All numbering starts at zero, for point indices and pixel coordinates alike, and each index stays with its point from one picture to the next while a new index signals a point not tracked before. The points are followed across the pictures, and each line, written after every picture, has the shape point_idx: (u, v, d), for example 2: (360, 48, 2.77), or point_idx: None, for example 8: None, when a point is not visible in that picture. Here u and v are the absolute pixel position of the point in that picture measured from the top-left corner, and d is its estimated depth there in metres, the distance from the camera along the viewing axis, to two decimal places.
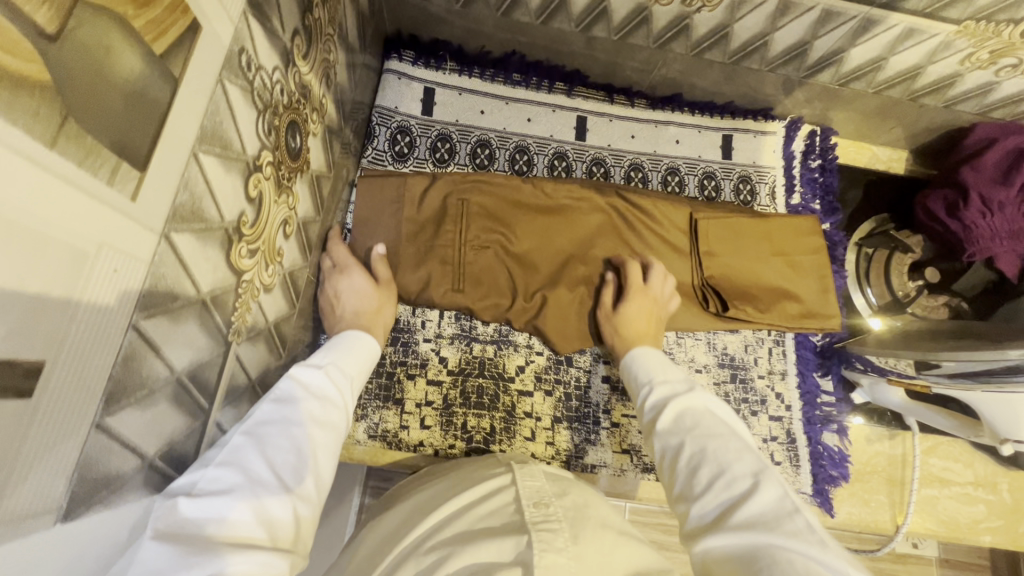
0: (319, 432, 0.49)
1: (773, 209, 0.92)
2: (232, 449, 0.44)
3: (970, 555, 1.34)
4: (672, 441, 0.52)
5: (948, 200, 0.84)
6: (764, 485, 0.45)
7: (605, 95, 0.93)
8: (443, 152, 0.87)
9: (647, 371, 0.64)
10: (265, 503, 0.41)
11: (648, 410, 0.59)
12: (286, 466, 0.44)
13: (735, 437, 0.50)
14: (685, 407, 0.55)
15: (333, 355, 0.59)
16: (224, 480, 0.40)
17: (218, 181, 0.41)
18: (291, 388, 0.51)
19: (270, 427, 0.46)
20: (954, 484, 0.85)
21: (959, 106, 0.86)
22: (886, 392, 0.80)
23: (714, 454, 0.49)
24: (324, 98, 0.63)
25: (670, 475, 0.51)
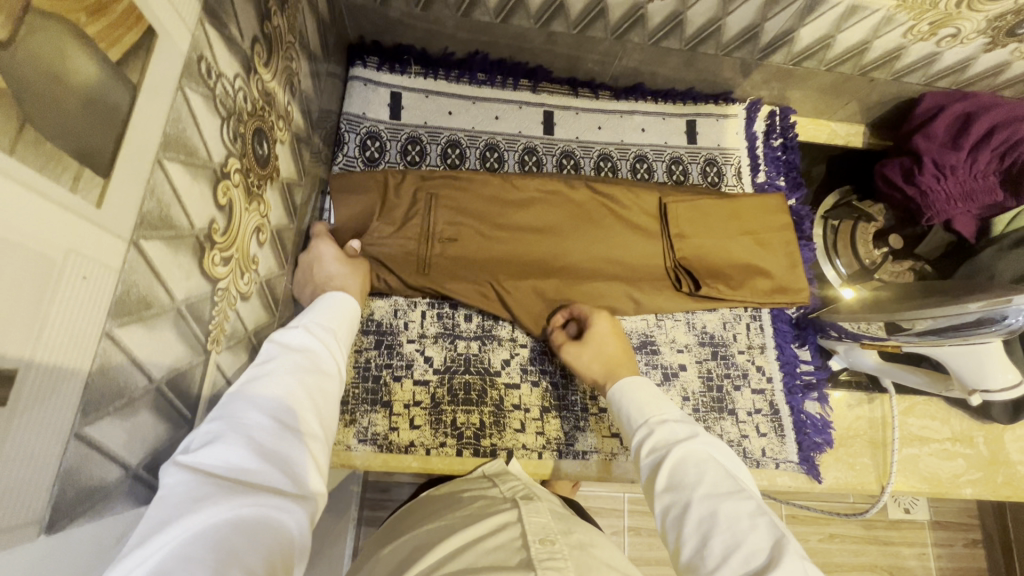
0: (309, 381, 0.50)
1: (740, 188, 0.94)
2: (224, 404, 0.45)
3: (959, 515, 1.38)
4: (679, 502, 0.53)
5: (904, 167, 0.88)
6: (781, 551, 0.46)
7: (569, 89, 0.95)
8: (413, 155, 0.88)
9: (641, 409, 0.63)
10: (268, 448, 0.43)
11: (647, 456, 0.58)
12: (283, 413, 0.46)
13: (745, 497, 0.51)
14: (690, 459, 0.55)
15: (314, 313, 0.58)
16: (222, 432, 0.42)
17: (186, 189, 0.41)
18: (275, 346, 0.51)
19: (258, 381, 0.47)
20: (933, 441, 0.88)
21: (906, 78, 0.90)
22: (862, 356, 0.81)
23: (725, 523, 0.49)
24: (289, 106, 0.63)
25: (676, 538, 0.51)
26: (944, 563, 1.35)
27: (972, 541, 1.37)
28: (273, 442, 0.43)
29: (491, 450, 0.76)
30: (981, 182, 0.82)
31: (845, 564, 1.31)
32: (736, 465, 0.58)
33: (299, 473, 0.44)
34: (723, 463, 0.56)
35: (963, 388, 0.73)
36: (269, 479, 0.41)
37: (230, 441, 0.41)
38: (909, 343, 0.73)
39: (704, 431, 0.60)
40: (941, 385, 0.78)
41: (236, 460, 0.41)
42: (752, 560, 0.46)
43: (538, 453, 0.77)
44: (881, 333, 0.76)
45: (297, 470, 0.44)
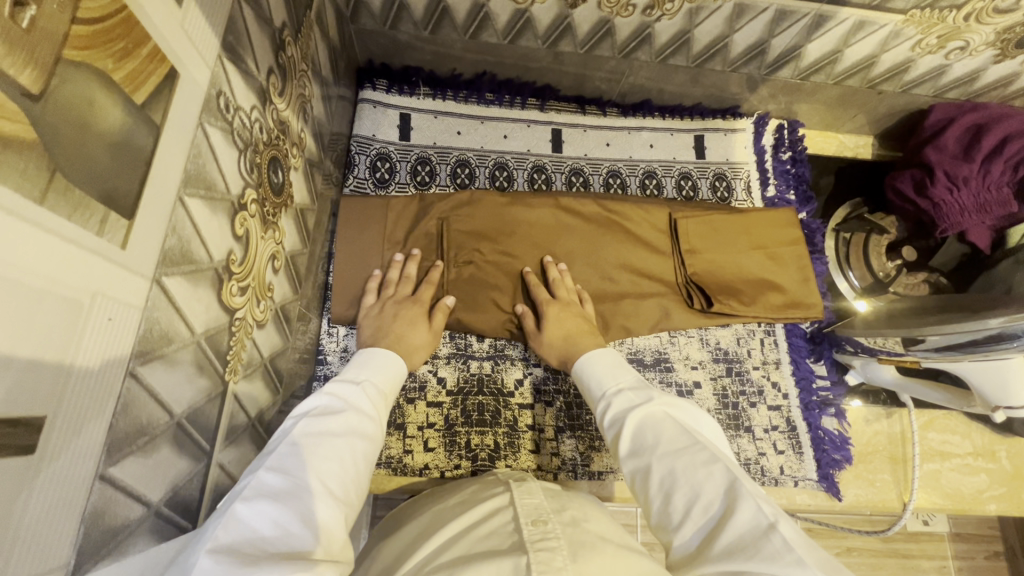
0: (357, 442, 0.51)
1: (750, 203, 0.94)
2: (280, 457, 0.46)
3: (981, 527, 1.36)
4: (639, 464, 0.52)
5: (916, 179, 0.87)
6: (734, 493, 0.44)
7: (577, 107, 0.95)
8: (423, 175, 0.88)
9: (600, 383, 0.63)
10: (313, 512, 0.42)
11: (609, 426, 0.58)
12: (332, 474, 0.46)
13: (699, 447, 0.49)
14: (645, 421, 0.54)
15: (366, 373, 0.62)
16: (277, 484, 0.42)
17: (205, 224, 0.42)
18: (329, 403, 0.53)
19: (313, 438, 0.48)
20: (955, 456, 0.86)
21: (916, 89, 0.90)
22: (879, 371, 0.80)
23: (683, 477, 0.48)
24: (303, 132, 0.63)
25: (645, 499, 0.50)
26: None
27: (994, 553, 1.35)
28: (321, 504, 0.43)
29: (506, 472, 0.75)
30: (995, 194, 0.81)
31: None
32: (699, 416, 0.57)
33: (335, 541, 0.42)
34: (683, 418, 0.55)
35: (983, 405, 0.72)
36: (308, 541, 0.40)
37: (283, 498, 0.42)
38: (928, 356, 0.73)
39: (659, 389, 0.58)
40: (963, 401, 0.77)
41: (285, 518, 0.40)
42: (713, 509, 0.45)
43: (553, 474, 0.77)
44: (898, 349, 0.77)
45: (339, 536, 0.43)
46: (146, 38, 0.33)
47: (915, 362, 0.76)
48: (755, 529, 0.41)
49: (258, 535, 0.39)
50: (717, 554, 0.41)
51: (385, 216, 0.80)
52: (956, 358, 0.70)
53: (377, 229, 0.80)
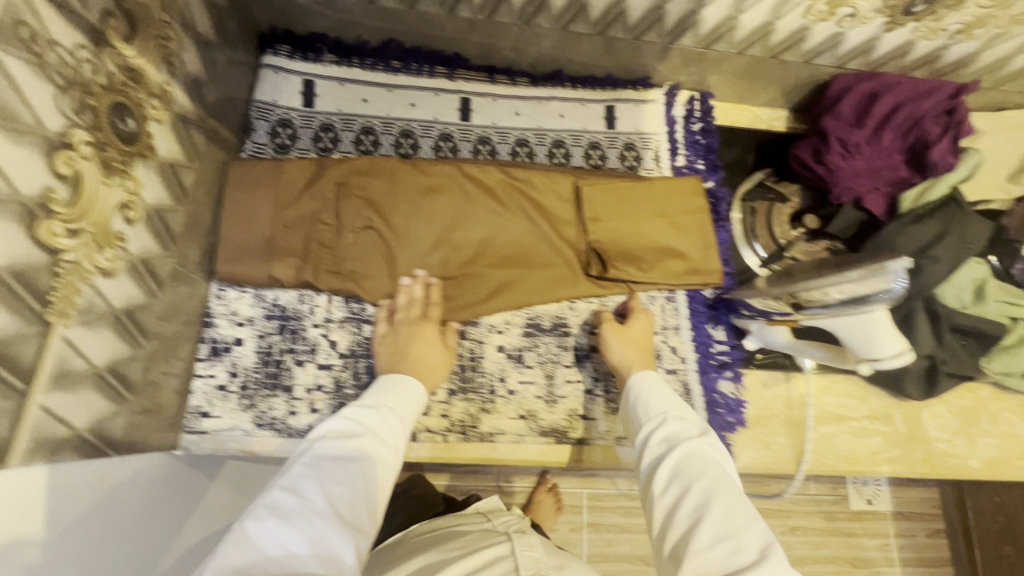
0: (372, 467, 0.57)
1: (658, 171, 0.95)
2: (293, 475, 0.53)
3: (922, 506, 1.42)
4: (675, 493, 0.57)
5: (814, 146, 0.88)
6: (766, 549, 0.49)
7: (487, 76, 0.95)
8: (326, 142, 0.88)
9: (656, 405, 0.67)
10: (320, 534, 0.47)
11: (657, 444, 0.63)
12: (339, 498, 0.51)
13: (745, 502, 0.55)
14: (692, 455, 0.60)
15: (386, 398, 0.66)
16: (286, 508, 0.48)
17: (5, 154, 0.41)
18: (348, 426, 0.60)
19: (325, 459, 0.55)
20: (851, 419, 0.88)
21: (817, 60, 0.91)
22: (773, 334, 0.81)
23: (726, 518, 0.52)
24: (168, 85, 0.63)
25: (665, 523, 0.56)
26: (907, 554, 1.38)
27: (933, 531, 1.41)
28: (329, 527, 0.48)
29: None
30: (885, 160, 0.83)
31: (808, 556, 1.33)
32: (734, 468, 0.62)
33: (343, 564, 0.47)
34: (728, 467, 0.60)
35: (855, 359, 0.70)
36: (313, 565, 0.45)
37: (292, 518, 0.48)
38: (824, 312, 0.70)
39: (711, 429, 0.64)
40: (844, 359, 0.75)
41: (293, 543, 0.46)
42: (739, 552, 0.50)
43: (443, 435, 0.77)
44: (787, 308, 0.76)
45: (343, 559, 0.47)
46: None
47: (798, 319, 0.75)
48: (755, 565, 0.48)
49: (262, 553, 0.45)
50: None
51: (277, 178, 0.79)
52: (834, 309, 0.68)
53: (265, 192, 0.78)
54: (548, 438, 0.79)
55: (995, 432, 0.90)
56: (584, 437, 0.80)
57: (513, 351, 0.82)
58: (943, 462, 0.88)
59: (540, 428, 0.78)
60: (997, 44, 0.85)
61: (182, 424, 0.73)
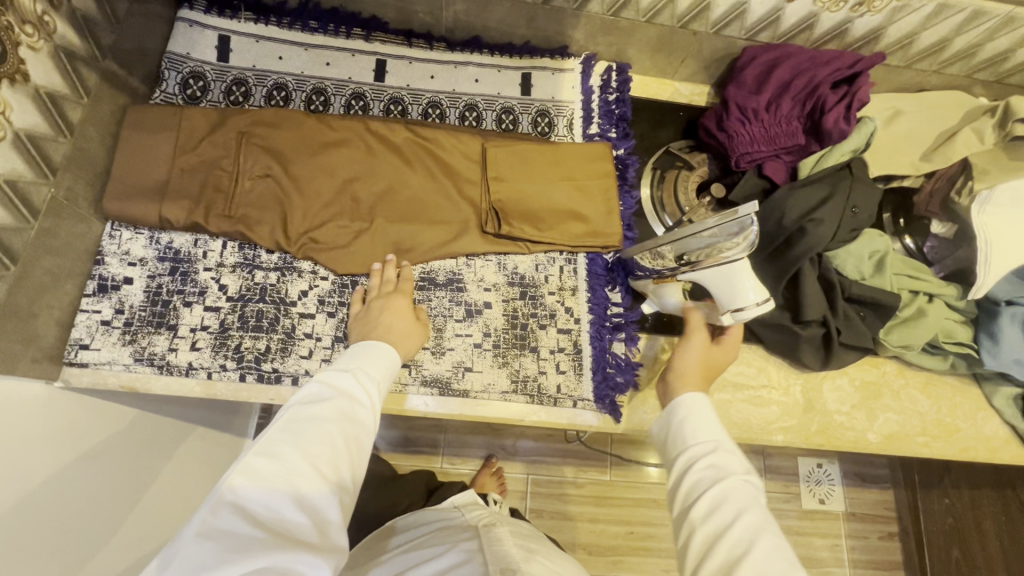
0: (350, 427, 0.58)
1: (570, 138, 0.96)
2: (271, 440, 0.53)
3: (876, 507, 1.43)
4: (714, 530, 0.53)
5: (717, 115, 0.89)
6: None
7: (404, 39, 0.96)
8: (237, 95, 0.90)
9: (701, 429, 0.62)
10: (304, 501, 0.51)
11: (700, 468, 0.58)
12: (320, 458, 0.53)
13: (789, 554, 0.51)
14: (732, 492, 0.55)
15: (360, 357, 0.66)
16: (265, 475, 0.51)
17: None
18: (320, 390, 0.60)
19: (303, 422, 0.55)
20: (748, 388, 0.87)
21: (726, 31, 0.92)
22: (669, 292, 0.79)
23: (762, 565, 0.50)
24: (45, 16, 0.64)
25: (698, 556, 0.53)
26: (857, 554, 1.39)
27: (888, 534, 1.41)
28: (313, 494, 0.52)
29: (274, 375, 0.76)
30: (783, 127, 0.83)
31: None
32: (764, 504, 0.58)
33: (328, 529, 0.51)
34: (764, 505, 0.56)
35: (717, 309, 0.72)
36: (303, 533, 0.50)
37: (269, 485, 0.51)
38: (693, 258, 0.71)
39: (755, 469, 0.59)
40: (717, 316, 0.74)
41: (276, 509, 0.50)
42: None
43: None
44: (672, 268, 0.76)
45: (328, 522, 0.52)
46: None
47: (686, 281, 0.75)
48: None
49: (249, 522, 0.49)
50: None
51: (179, 123, 0.81)
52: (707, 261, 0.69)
53: (164, 136, 0.80)
54: (431, 390, 0.79)
55: (896, 407, 0.89)
56: (468, 390, 0.79)
57: None
58: (840, 435, 0.86)
59: (422, 378, 0.78)
60: (899, 17, 0.85)
61: (62, 355, 0.73)
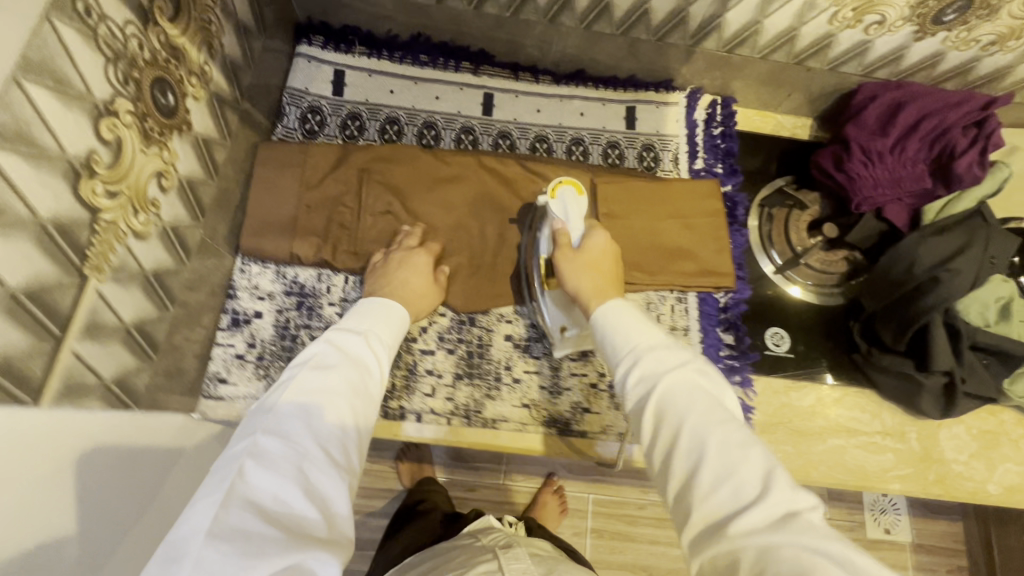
0: (353, 401, 0.58)
1: (676, 174, 0.95)
2: (278, 417, 0.52)
3: None
4: (666, 437, 0.52)
5: (835, 154, 0.87)
6: (768, 482, 0.46)
7: (511, 73, 0.97)
8: (352, 129, 0.91)
9: (626, 336, 0.61)
10: (311, 479, 0.49)
11: (636, 382, 0.57)
12: (327, 438, 0.52)
13: (733, 427, 0.50)
14: (679, 390, 0.54)
15: (370, 325, 0.68)
16: (274, 454, 0.49)
17: (54, 116, 0.45)
18: (325, 361, 0.60)
19: (308, 397, 0.55)
20: (861, 434, 0.86)
21: (843, 68, 0.90)
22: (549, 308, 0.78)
23: (716, 454, 0.48)
24: (207, 66, 0.67)
25: (664, 468, 0.51)
26: None
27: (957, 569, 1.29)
28: (320, 472, 0.50)
29: (400, 412, 0.78)
30: (909, 170, 0.81)
31: None
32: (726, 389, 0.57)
33: (332, 509, 0.49)
34: (713, 389, 0.55)
35: (559, 239, 0.76)
36: (309, 513, 0.47)
37: (277, 465, 0.48)
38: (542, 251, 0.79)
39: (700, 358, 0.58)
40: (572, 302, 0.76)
41: (285, 491, 0.47)
42: (741, 489, 0.46)
43: (447, 418, 0.78)
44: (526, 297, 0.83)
45: (334, 502, 0.49)
46: None
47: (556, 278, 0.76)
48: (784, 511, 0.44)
49: (259, 499, 0.46)
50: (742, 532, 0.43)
51: (305, 161, 0.83)
52: (541, 230, 0.80)
53: (293, 174, 0.83)
54: (550, 430, 0.79)
55: (1016, 458, 0.86)
56: (587, 431, 0.80)
57: (521, 342, 0.83)
58: (958, 486, 0.84)
59: (543, 418, 0.79)
60: None
61: (201, 389, 0.76)
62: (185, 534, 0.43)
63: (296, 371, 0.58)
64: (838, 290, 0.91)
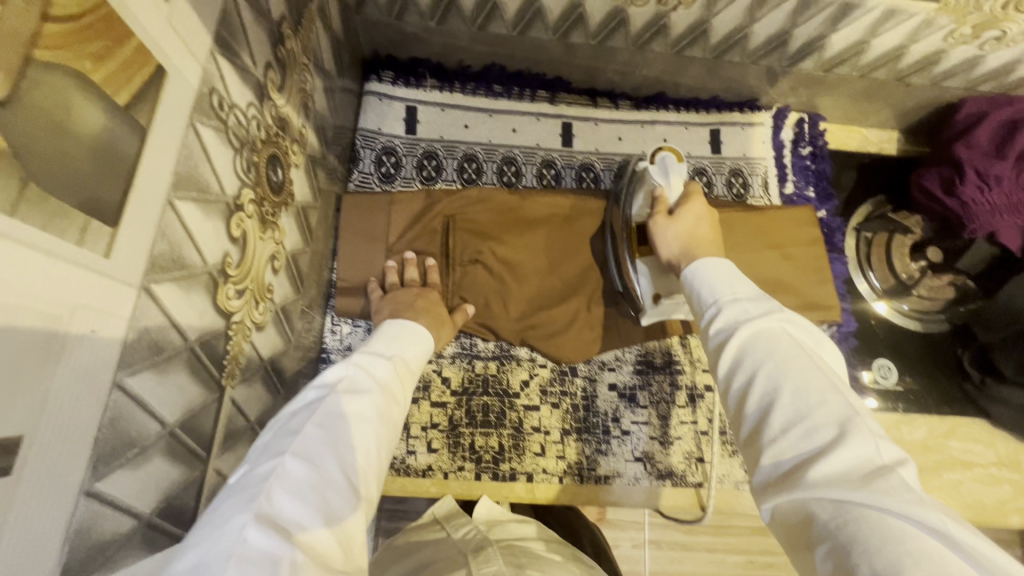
0: (381, 428, 0.46)
1: (767, 199, 0.91)
2: (307, 437, 0.41)
3: None
4: (744, 382, 0.42)
5: (944, 177, 0.84)
6: (848, 429, 0.36)
7: (589, 99, 0.92)
8: (430, 170, 0.86)
9: (710, 288, 0.51)
10: (336, 507, 0.38)
11: (713, 331, 0.47)
12: (356, 466, 0.41)
13: (822, 375, 0.40)
14: (760, 334, 0.44)
15: (395, 348, 0.56)
16: (302, 479, 0.37)
17: (198, 227, 0.40)
18: (359, 382, 0.48)
19: (343, 419, 0.43)
20: (977, 466, 0.82)
21: (946, 82, 0.85)
22: (639, 277, 0.71)
23: (794, 399, 0.39)
24: (304, 128, 0.61)
25: (735, 416, 0.42)
26: None
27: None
28: (345, 500, 0.39)
29: (511, 474, 0.75)
30: None
31: None
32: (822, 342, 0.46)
33: (353, 543, 0.38)
34: (805, 339, 0.44)
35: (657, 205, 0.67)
36: (333, 547, 0.36)
37: (305, 492, 0.37)
38: (637, 218, 0.72)
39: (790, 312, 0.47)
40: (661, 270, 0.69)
41: (311, 518, 0.36)
42: (817, 437, 0.37)
43: (559, 477, 0.76)
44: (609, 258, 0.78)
45: (355, 534, 0.38)
46: (129, 36, 0.31)
47: (649, 245, 0.69)
48: (872, 469, 0.34)
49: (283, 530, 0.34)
50: (807, 482, 0.35)
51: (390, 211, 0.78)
52: (636, 198, 0.73)
53: (379, 226, 0.78)
54: (665, 482, 0.77)
55: None
56: (703, 482, 0.77)
57: (626, 389, 0.80)
58: None
59: (658, 472, 0.76)
60: None
61: None
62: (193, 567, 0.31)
63: (324, 388, 0.46)
64: (944, 316, 0.89)
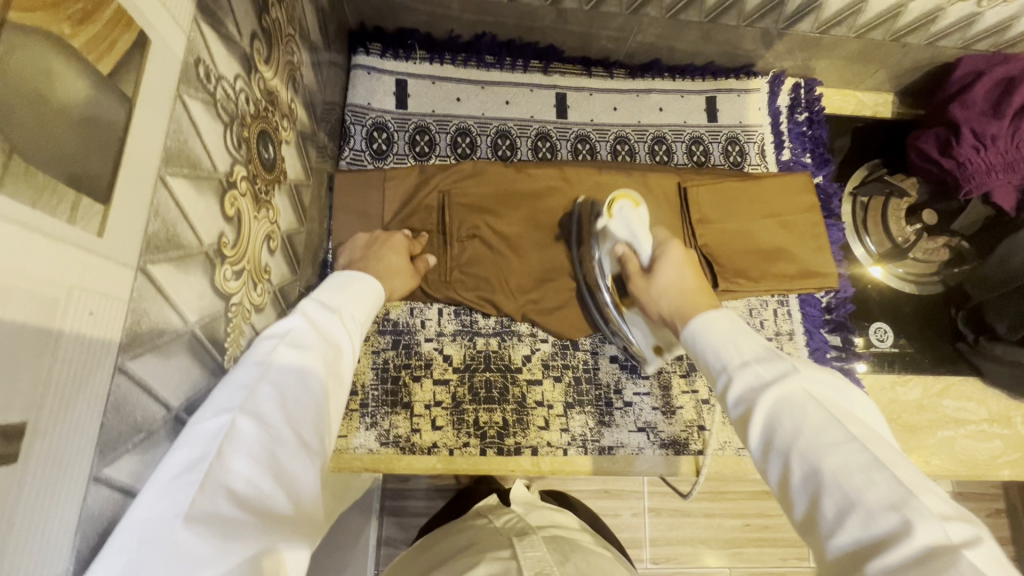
0: (330, 383, 0.45)
1: (764, 167, 0.90)
2: (253, 394, 0.39)
3: None
4: (782, 472, 0.42)
5: (941, 138, 0.83)
6: (903, 509, 0.35)
7: (582, 69, 0.90)
8: (423, 145, 0.84)
9: (718, 352, 0.51)
10: (287, 465, 0.38)
11: (733, 406, 0.48)
12: (303, 422, 0.41)
13: (856, 444, 0.40)
14: (782, 403, 0.44)
15: (347, 297, 0.53)
16: (250, 439, 0.37)
17: (191, 205, 0.38)
18: (307, 334, 0.45)
19: (292, 374, 0.42)
20: (970, 423, 0.84)
21: (942, 42, 0.84)
22: (635, 330, 0.72)
23: (833, 478, 0.39)
24: (293, 103, 0.59)
25: (783, 497, 0.43)
26: None
27: (996, 511, 1.13)
28: (295, 459, 0.39)
29: (515, 449, 0.75)
30: None
31: None
32: (850, 395, 0.46)
33: (305, 495, 0.39)
34: (829, 396, 0.45)
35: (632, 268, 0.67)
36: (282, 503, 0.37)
37: (254, 451, 0.37)
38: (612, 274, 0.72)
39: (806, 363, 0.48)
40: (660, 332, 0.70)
41: (259, 478, 0.36)
42: (874, 523, 0.36)
43: (563, 450, 0.76)
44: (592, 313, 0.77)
45: (307, 491, 0.39)
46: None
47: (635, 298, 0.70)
48: (940, 548, 0.33)
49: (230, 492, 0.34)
50: (879, 573, 0.34)
51: (383, 189, 0.76)
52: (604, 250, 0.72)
53: (372, 204, 0.76)
54: (669, 452, 0.78)
55: None
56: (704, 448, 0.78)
57: (627, 361, 0.80)
58: None
59: (661, 442, 0.77)
60: None
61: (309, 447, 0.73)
62: (144, 523, 0.32)
63: (270, 341, 0.44)
64: (937, 278, 0.91)
